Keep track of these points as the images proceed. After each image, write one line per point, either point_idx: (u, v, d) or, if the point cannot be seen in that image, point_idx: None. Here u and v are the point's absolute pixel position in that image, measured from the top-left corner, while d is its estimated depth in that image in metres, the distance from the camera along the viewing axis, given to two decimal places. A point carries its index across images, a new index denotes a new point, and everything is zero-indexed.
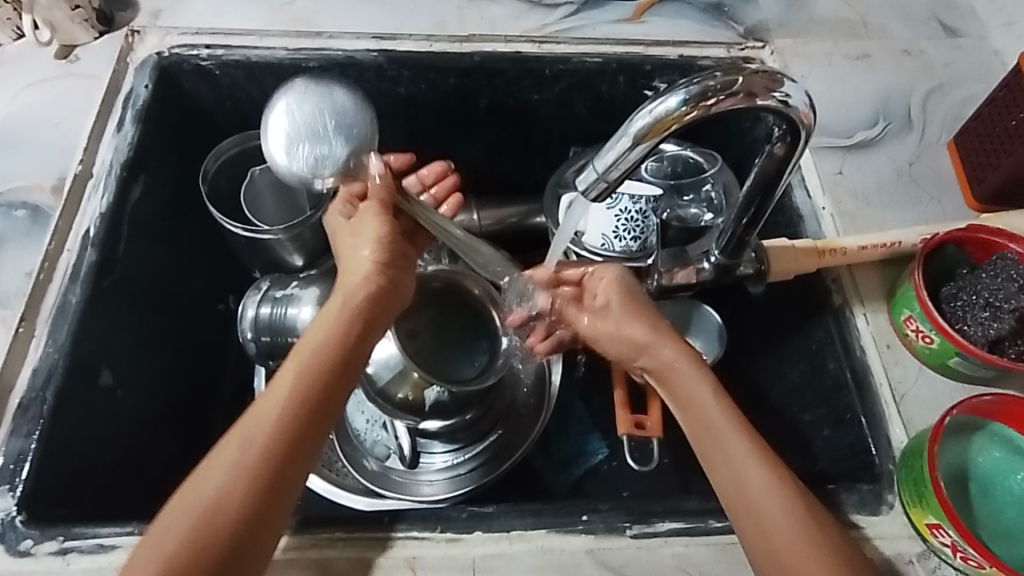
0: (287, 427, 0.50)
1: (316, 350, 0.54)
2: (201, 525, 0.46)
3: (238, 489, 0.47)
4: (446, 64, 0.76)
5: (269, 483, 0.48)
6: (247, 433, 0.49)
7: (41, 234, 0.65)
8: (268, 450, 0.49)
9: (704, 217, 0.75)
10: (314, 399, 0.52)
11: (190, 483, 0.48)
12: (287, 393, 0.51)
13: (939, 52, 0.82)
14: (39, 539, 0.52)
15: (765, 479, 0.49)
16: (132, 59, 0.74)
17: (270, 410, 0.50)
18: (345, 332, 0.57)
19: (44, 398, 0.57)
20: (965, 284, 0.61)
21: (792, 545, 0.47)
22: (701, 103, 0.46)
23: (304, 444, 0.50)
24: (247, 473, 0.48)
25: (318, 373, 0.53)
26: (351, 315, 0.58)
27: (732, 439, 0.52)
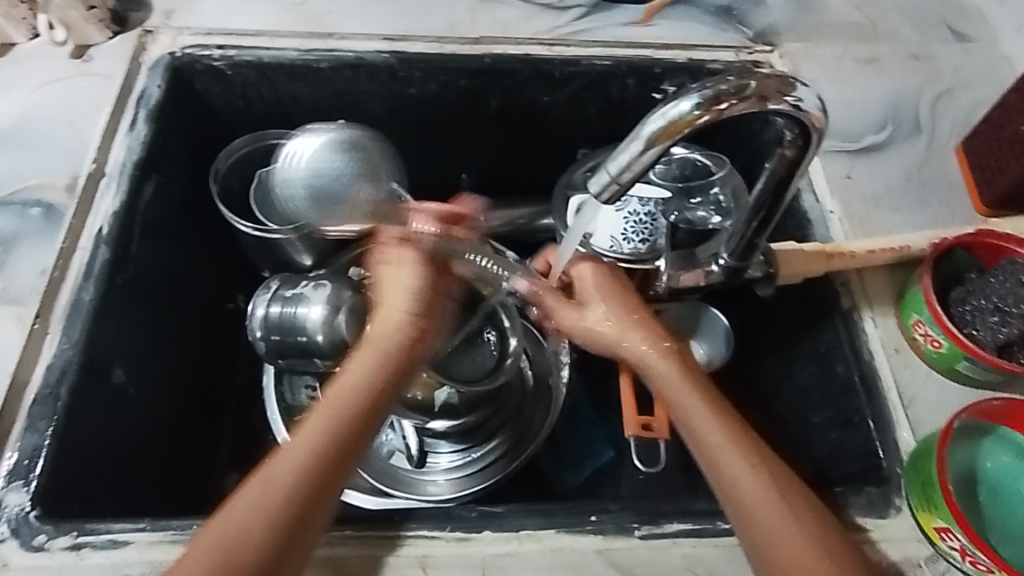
0: (309, 471, 0.49)
1: (345, 393, 0.54)
2: (224, 560, 0.45)
3: (258, 532, 0.47)
4: (457, 66, 0.77)
5: (291, 526, 0.47)
6: (269, 476, 0.49)
7: (56, 231, 0.65)
8: (290, 495, 0.48)
9: (712, 219, 0.74)
10: (339, 445, 0.51)
11: (217, 516, 0.48)
12: (312, 439, 0.51)
13: (948, 56, 0.82)
14: (54, 535, 0.53)
15: (749, 471, 0.51)
16: (145, 59, 0.75)
17: (295, 457, 0.50)
18: (375, 380, 0.56)
19: (59, 395, 0.58)
20: (974, 287, 0.61)
21: (787, 545, 0.47)
22: (714, 106, 0.47)
23: (327, 491, 0.50)
24: (268, 512, 0.47)
25: (345, 420, 0.53)
26: (382, 365, 0.57)
27: (707, 424, 0.54)
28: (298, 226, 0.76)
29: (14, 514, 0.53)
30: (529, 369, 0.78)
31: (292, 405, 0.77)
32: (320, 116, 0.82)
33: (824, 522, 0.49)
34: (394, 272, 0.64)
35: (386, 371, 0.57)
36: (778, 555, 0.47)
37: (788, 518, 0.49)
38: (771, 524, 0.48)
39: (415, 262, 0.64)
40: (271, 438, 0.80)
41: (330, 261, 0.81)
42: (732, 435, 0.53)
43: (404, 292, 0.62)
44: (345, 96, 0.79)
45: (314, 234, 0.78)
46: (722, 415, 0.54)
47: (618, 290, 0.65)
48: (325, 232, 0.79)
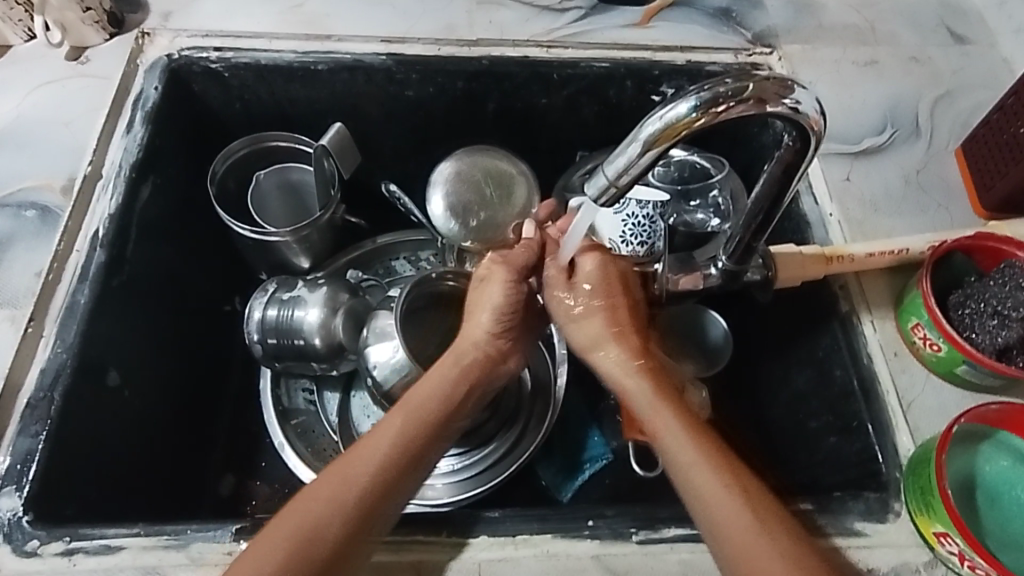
0: (381, 477, 0.51)
1: (422, 403, 0.56)
2: (297, 545, 0.48)
3: (332, 522, 0.49)
4: (454, 68, 0.77)
5: (360, 523, 0.49)
6: (348, 470, 0.51)
7: (51, 234, 0.65)
8: (365, 491, 0.50)
9: (711, 222, 0.75)
10: (410, 455, 0.53)
11: (297, 500, 0.50)
12: (391, 438, 0.53)
13: (947, 59, 0.81)
14: (46, 539, 0.53)
15: (714, 481, 0.51)
16: (142, 61, 0.75)
17: (374, 452, 0.52)
18: (452, 392, 0.58)
19: (52, 398, 0.58)
20: (973, 291, 0.61)
21: (747, 537, 0.48)
22: (711, 109, 0.46)
23: (397, 492, 0.52)
24: (346, 506, 0.49)
25: (422, 425, 0.55)
26: (460, 379, 0.59)
27: (680, 444, 0.53)
28: (297, 228, 0.74)
29: (7, 519, 0.53)
30: (527, 373, 0.78)
31: (288, 408, 0.77)
32: (317, 118, 0.81)
33: (789, 523, 0.49)
34: (498, 285, 0.62)
35: (462, 381, 0.60)
36: (740, 552, 0.48)
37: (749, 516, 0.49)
38: (732, 524, 0.49)
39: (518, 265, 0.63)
40: (267, 441, 0.79)
41: (327, 263, 0.84)
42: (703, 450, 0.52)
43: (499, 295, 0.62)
44: (342, 98, 0.79)
45: (311, 236, 0.78)
46: (696, 432, 0.54)
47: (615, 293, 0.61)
48: (322, 233, 0.79)
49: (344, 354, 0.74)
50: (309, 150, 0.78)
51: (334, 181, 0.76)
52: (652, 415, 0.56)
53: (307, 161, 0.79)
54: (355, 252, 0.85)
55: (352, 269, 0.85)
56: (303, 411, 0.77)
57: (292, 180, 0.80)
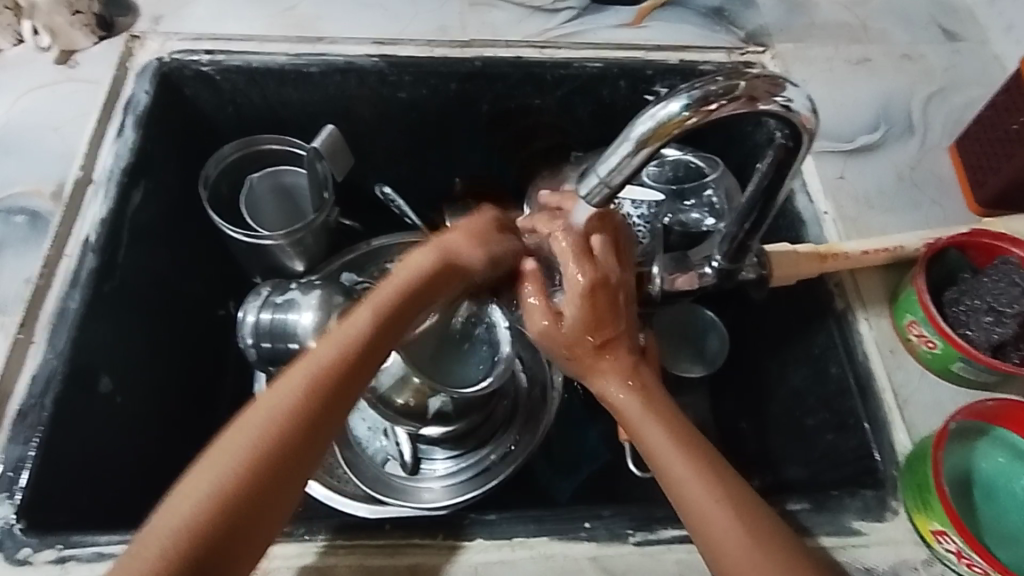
0: (293, 420, 0.49)
1: (355, 335, 0.54)
2: (241, 470, 0.47)
3: (272, 445, 0.48)
4: (447, 70, 0.77)
5: (297, 444, 0.49)
6: (285, 393, 0.50)
7: (42, 239, 0.64)
8: (303, 415, 0.50)
9: (706, 221, 0.75)
10: (328, 391, 0.51)
11: (236, 422, 0.49)
12: (327, 357, 0.52)
13: (939, 56, 0.82)
14: (38, 547, 0.52)
15: (703, 491, 0.50)
16: (133, 65, 0.74)
17: (292, 387, 0.50)
18: (393, 309, 0.56)
19: (44, 405, 0.57)
20: (967, 288, 0.61)
21: (735, 537, 0.48)
22: (702, 108, 0.46)
23: (333, 415, 0.51)
24: (283, 429, 0.49)
25: (356, 341, 0.53)
26: (394, 309, 0.56)
27: (670, 457, 0.52)
28: (290, 231, 0.74)
29: None
30: (523, 375, 0.77)
31: None
32: (310, 121, 0.81)
33: (740, 497, 0.50)
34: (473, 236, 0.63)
35: (397, 299, 0.57)
36: (726, 552, 0.48)
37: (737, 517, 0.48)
38: (721, 530, 0.48)
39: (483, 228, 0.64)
40: None
41: (321, 266, 0.83)
42: (694, 462, 0.52)
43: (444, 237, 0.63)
44: (334, 100, 0.79)
45: (305, 239, 0.77)
46: (688, 445, 0.53)
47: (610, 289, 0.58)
48: (316, 236, 0.79)
49: None
50: (301, 152, 0.78)
51: (327, 184, 0.76)
52: (642, 427, 0.55)
53: (299, 163, 0.79)
54: (348, 255, 0.85)
55: (344, 274, 0.82)
56: None
57: (286, 183, 0.79)
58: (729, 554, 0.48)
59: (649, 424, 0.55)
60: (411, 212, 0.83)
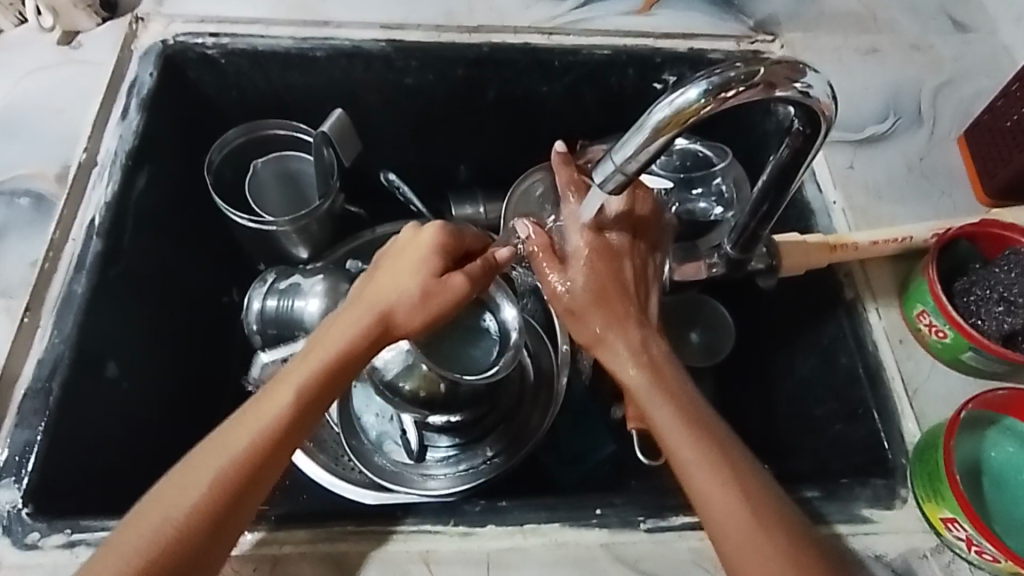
0: (225, 485, 0.48)
1: (283, 401, 0.50)
2: (165, 523, 0.46)
3: (190, 509, 0.47)
4: (454, 55, 0.76)
5: (204, 536, 0.46)
6: (200, 470, 0.48)
7: (46, 222, 0.64)
8: (211, 497, 0.47)
9: (713, 210, 0.75)
10: (257, 458, 0.49)
11: (149, 500, 0.48)
12: (242, 440, 0.49)
13: (949, 47, 0.81)
14: (47, 532, 0.52)
15: (687, 437, 0.50)
16: (136, 46, 0.73)
17: (222, 453, 0.49)
18: (309, 383, 0.51)
19: (51, 389, 0.57)
20: (978, 278, 0.61)
21: (715, 489, 0.48)
22: (720, 95, 0.45)
23: (247, 502, 0.48)
24: (185, 518, 0.46)
25: (270, 426, 0.49)
26: (317, 368, 0.52)
27: (656, 408, 0.52)
28: (295, 218, 0.74)
29: (6, 512, 0.52)
30: (529, 363, 0.77)
31: None
32: (315, 106, 0.80)
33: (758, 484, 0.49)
34: (410, 263, 0.56)
35: (325, 365, 0.52)
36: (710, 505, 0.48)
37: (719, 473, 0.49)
38: (720, 504, 0.48)
39: (428, 265, 0.55)
40: None
41: (327, 253, 0.83)
42: (681, 415, 0.52)
43: (370, 292, 0.56)
44: (341, 86, 0.78)
45: (310, 226, 0.77)
46: (695, 424, 0.51)
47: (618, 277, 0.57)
48: (321, 222, 0.78)
49: None
50: (308, 138, 0.77)
51: (334, 170, 0.75)
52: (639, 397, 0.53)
53: (307, 150, 0.78)
54: (355, 242, 0.84)
55: (351, 260, 0.81)
56: None
57: (291, 169, 0.78)
58: (719, 520, 0.48)
59: (656, 402, 0.52)
60: (416, 200, 0.85)
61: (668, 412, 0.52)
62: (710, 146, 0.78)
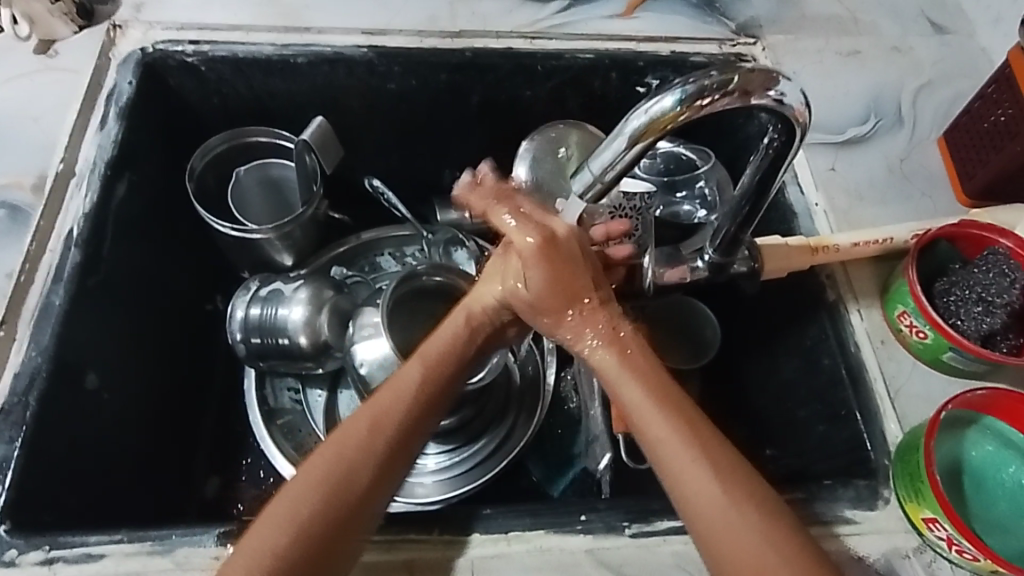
0: (379, 455, 0.49)
1: (427, 371, 0.54)
2: (320, 490, 0.47)
3: (351, 472, 0.48)
4: (437, 60, 0.76)
5: (359, 500, 0.48)
6: (341, 459, 0.48)
7: (23, 233, 0.63)
8: (360, 478, 0.48)
9: (697, 213, 0.76)
10: (405, 427, 0.51)
11: (306, 463, 0.49)
12: (389, 418, 0.51)
13: (928, 48, 0.82)
14: (24, 549, 0.51)
15: (650, 406, 0.50)
16: (114, 54, 0.72)
17: (373, 423, 0.50)
18: (442, 380, 0.54)
19: (27, 403, 0.56)
20: (958, 278, 0.62)
21: (670, 458, 0.48)
22: (696, 103, 0.45)
23: (387, 487, 0.49)
24: (347, 485, 0.47)
25: (415, 397, 0.52)
26: (457, 345, 0.57)
27: (624, 378, 0.52)
28: (278, 225, 0.73)
29: None
30: (515, 368, 0.77)
31: (274, 409, 0.76)
32: (298, 112, 0.80)
33: (754, 483, 0.47)
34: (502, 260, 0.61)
35: (461, 349, 0.57)
36: (668, 462, 0.48)
37: (679, 442, 0.48)
38: (699, 496, 0.46)
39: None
40: (254, 442, 0.78)
41: (310, 260, 0.82)
42: (652, 389, 0.51)
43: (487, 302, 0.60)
44: (323, 92, 0.78)
45: (294, 233, 0.76)
46: (665, 402, 0.50)
47: (589, 255, 0.57)
48: (305, 229, 0.78)
49: (330, 352, 0.73)
50: (289, 144, 0.76)
51: (317, 176, 0.75)
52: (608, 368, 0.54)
53: (288, 156, 0.78)
54: (338, 249, 0.85)
55: (335, 265, 0.84)
56: (289, 411, 0.76)
57: (273, 177, 0.78)
58: (707, 518, 0.46)
59: (627, 378, 0.52)
60: (401, 206, 0.82)
61: (636, 384, 0.52)
62: (694, 147, 0.79)
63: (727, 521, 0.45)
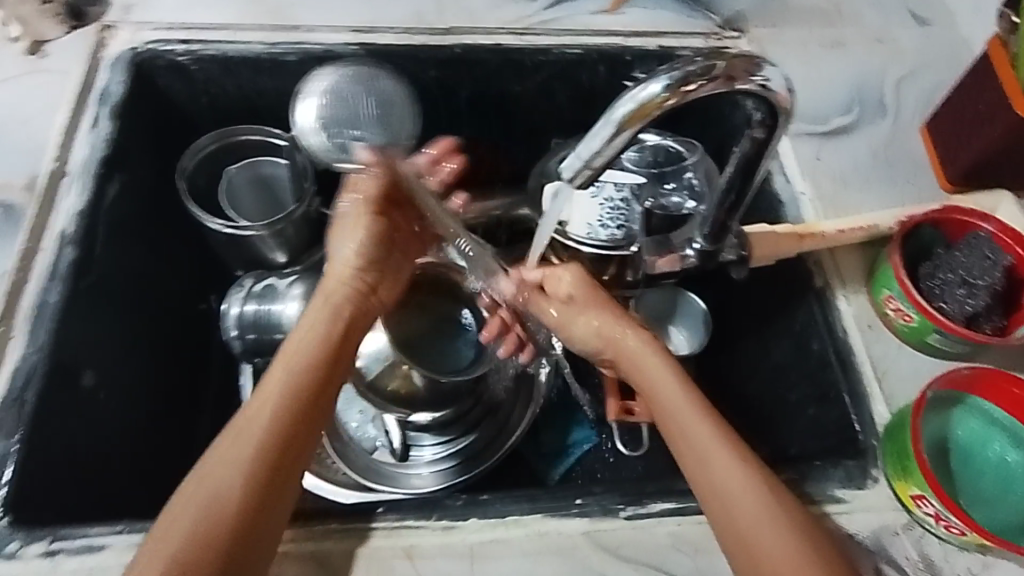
0: (260, 463, 0.50)
1: (297, 364, 0.55)
2: (207, 515, 0.47)
3: (232, 494, 0.48)
4: (426, 56, 0.76)
5: (256, 509, 0.48)
6: (222, 479, 0.49)
7: (17, 232, 0.63)
8: (246, 493, 0.49)
9: (687, 204, 0.71)
10: (284, 430, 0.52)
11: (185, 493, 0.49)
12: (260, 429, 0.51)
13: (909, 39, 0.84)
14: (27, 541, 0.51)
15: (695, 413, 0.55)
16: (104, 55, 0.73)
17: (247, 443, 0.51)
18: (309, 368, 0.56)
19: (26, 399, 0.56)
20: (941, 262, 0.63)
21: (713, 460, 0.52)
22: (681, 89, 0.46)
23: (284, 488, 0.50)
24: (236, 501, 0.48)
25: (290, 400, 0.53)
26: (326, 335, 0.59)
27: (666, 387, 0.57)
28: (270, 222, 0.74)
29: None
30: (509, 359, 0.78)
31: None
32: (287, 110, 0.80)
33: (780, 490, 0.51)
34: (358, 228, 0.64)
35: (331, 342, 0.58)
36: (710, 466, 0.52)
37: (722, 448, 0.52)
38: (737, 496, 0.50)
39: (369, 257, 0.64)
40: None
41: (304, 258, 0.82)
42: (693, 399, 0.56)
43: (336, 300, 0.62)
44: None
45: (287, 230, 0.77)
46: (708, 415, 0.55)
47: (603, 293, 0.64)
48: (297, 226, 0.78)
49: None
50: (283, 143, 0.77)
51: (308, 173, 0.76)
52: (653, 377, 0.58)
53: (280, 154, 0.78)
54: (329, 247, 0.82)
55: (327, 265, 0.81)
56: None
57: (264, 175, 0.79)
58: (739, 518, 0.50)
59: (670, 384, 0.57)
60: None
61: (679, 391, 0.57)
62: (681, 140, 0.77)
63: (758, 519, 0.49)
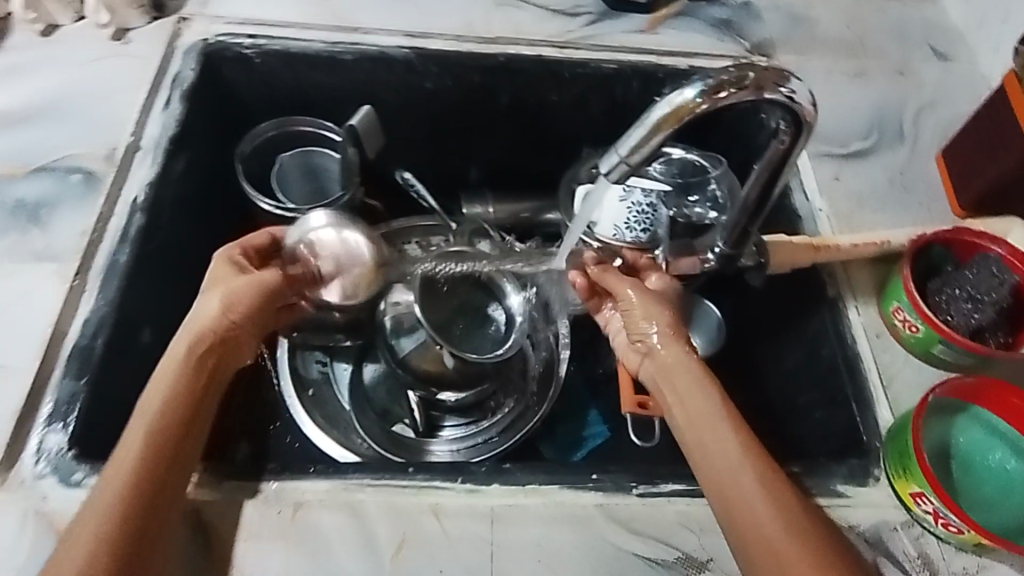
0: (134, 497, 0.48)
1: (168, 392, 0.53)
2: (102, 545, 0.46)
3: (114, 527, 0.46)
4: (472, 63, 0.82)
5: (143, 532, 0.47)
6: (107, 514, 0.47)
7: (94, 196, 0.69)
8: (129, 523, 0.47)
9: (709, 215, 0.76)
10: (162, 457, 0.50)
11: (74, 534, 0.46)
12: (132, 463, 0.49)
13: (929, 72, 0.88)
14: (89, 472, 0.56)
15: (721, 425, 0.56)
16: (179, 44, 0.79)
17: (121, 479, 0.48)
18: (182, 391, 0.54)
19: (95, 346, 0.61)
20: (949, 278, 0.66)
21: (736, 473, 0.53)
22: (714, 95, 0.51)
23: (163, 505, 0.49)
24: (118, 531, 0.46)
25: (162, 429, 0.51)
26: (194, 360, 0.56)
27: (694, 399, 0.58)
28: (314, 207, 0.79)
29: (52, 454, 0.56)
30: (530, 352, 0.80)
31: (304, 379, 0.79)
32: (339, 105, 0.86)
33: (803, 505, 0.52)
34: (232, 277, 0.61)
35: (207, 364, 0.56)
36: (734, 481, 0.53)
37: (746, 465, 0.53)
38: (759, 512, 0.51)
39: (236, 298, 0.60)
40: None
41: None
42: (719, 410, 0.57)
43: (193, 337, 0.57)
44: (365, 87, 0.84)
45: None
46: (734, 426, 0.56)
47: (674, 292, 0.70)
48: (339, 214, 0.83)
49: (362, 325, 0.79)
50: (335, 138, 0.83)
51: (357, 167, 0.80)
52: (681, 387, 0.60)
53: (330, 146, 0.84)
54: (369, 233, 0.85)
55: None
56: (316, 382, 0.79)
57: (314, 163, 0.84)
58: (762, 531, 0.50)
59: (696, 395, 0.58)
60: (428, 197, 0.90)
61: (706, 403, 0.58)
62: (706, 154, 0.82)
63: (779, 534, 0.50)
